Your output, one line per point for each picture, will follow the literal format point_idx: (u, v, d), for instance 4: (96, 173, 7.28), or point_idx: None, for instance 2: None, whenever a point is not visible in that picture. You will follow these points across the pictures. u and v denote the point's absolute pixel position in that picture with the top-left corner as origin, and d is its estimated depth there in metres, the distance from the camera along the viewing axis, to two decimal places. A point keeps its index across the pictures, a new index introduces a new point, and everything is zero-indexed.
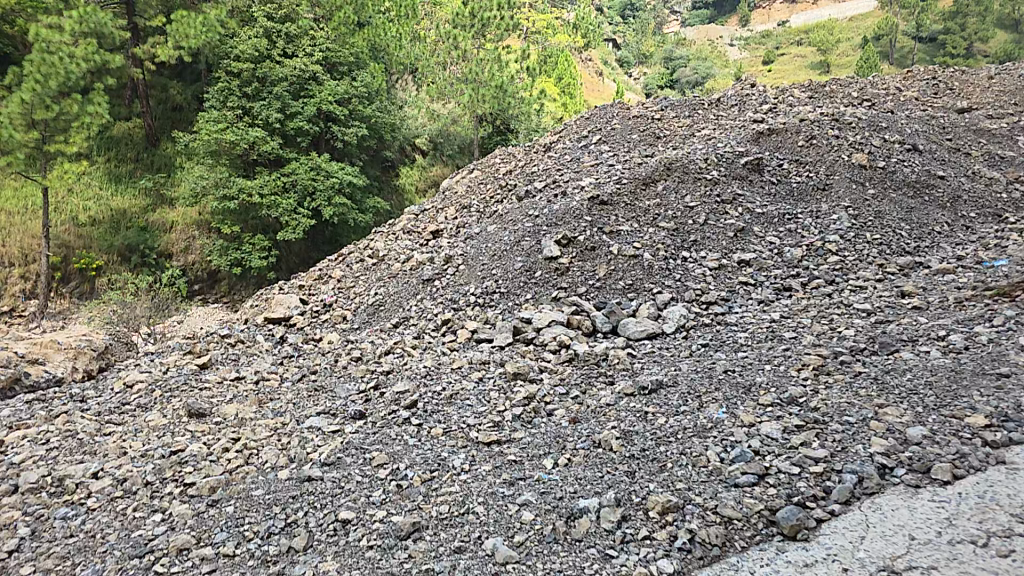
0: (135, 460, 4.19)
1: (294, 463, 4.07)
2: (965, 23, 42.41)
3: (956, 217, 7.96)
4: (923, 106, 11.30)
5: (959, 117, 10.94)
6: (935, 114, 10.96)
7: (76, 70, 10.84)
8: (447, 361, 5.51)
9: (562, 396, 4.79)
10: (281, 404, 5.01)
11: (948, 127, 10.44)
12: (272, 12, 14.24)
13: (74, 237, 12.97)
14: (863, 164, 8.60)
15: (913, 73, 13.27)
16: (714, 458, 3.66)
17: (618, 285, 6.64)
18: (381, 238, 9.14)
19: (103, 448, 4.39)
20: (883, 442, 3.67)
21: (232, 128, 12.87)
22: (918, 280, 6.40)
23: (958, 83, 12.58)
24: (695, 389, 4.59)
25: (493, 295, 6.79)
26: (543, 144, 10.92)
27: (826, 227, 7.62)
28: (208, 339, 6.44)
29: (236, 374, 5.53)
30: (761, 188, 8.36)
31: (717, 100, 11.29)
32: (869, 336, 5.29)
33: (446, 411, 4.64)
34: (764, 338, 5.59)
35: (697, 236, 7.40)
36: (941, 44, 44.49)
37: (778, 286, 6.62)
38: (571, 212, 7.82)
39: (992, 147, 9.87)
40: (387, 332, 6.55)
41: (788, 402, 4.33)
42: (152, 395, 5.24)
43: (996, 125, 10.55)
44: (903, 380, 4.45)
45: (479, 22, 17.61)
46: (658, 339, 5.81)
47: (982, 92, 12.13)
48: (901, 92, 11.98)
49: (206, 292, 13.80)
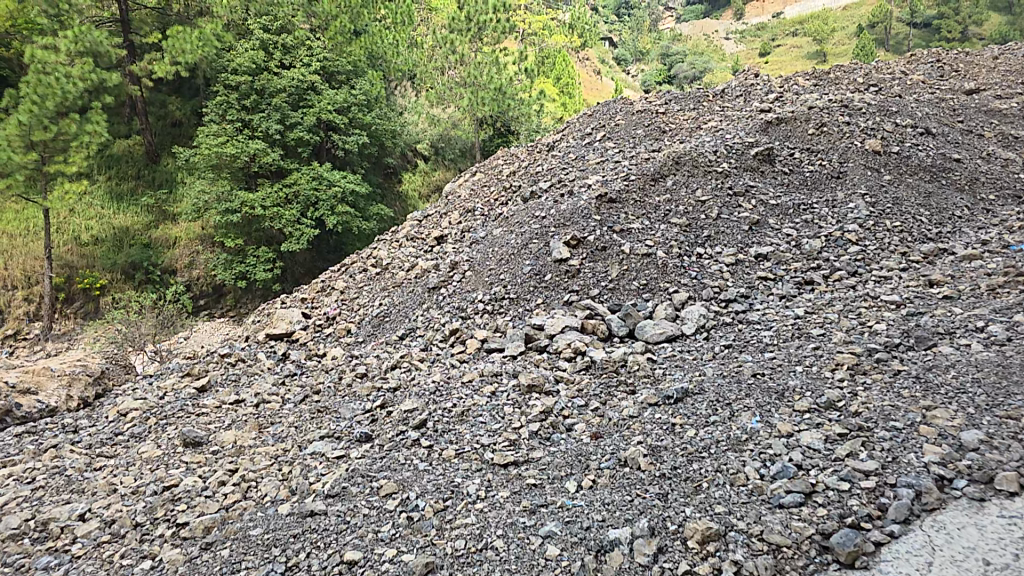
0: (126, 498, 3.93)
1: (296, 496, 3.80)
2: (960, 7, 42.14)
3: (975, 200, 7.60)
4: (930, 89, 10.93)
5: (968, 98, 10.56)
6: (944, 96, 10.59)
7: (74, 90, 10.66)
8: (457, 375, 5.21)
9: (581, 408, 4.49)
10: (282, 429, 4.74)
11: (958, 108, 10.06)
12: (267, 24, 13.91)
13: (76, 257, 12.79)
14: (876, 149, 8.28)
15: (916, 56, 12.93)
16: (754, 475, 3.36)
17: (631, 285, 6.32)
18: (385, 246, 8.86)
19: (92, 486, 4.13)
20: (938, 450, 3.35)
21: (232, 141, 12.59)
22: (946, 267, 6.05)
23: (962, 65, 12.22)
24: (725, 396, 4.26)
25: (503, 301, 6.49)
26: (546, 143, 10.62)
27: (843, 216, 7.28)
28: (207, 361, 6.19)
29: (235, 398, 5.28)
30: (773, 179, 8.04)
31: (721, 91, 10.95)
32: (902, 330, 4.96)
33: (459, 430, 4.34)
34: (790, 336, 5.27)
35: (711, 231, 7.08)
36: (936, 28, 44.13)
37: (799, 280, 6.29)
38: (579, 212, 7.50)
39: (1004, 127, 9.52)
40: (394, 345, 6.26)
41: (826, 406, 4.01)
42: (147, 423, 4.99)
43: (1007, 104, 10.20)
44: (947, 378, 4.12)
45: (476, 26, 16.95)
46: (679, 341, 5.48)
47: (988, 72, 11.76)
48: (907, 76, 11.61)
49: (212, 308, 13.57)
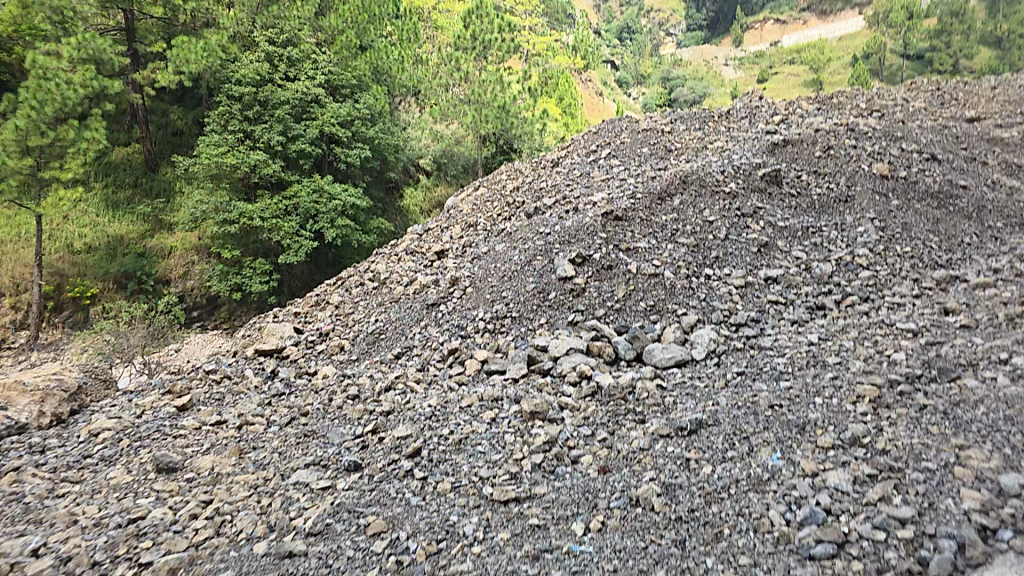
0: (87, 531, 3.62)
1: (274, 533, 3.50)
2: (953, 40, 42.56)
3: (983, 228, 7.31)
4: (933, 117, 10.77)
5: (970, 126, 10.40)
6: (947, 124, 10.41)
7: (74, 96, 10.42)
8: (454, 399, 4.90)
9: (587, 438, 4.20)
10: (264, 454, 4.47)
11: (961, 136, 9.88)
12: (274, 36, 13.67)
13: (67, 264, 12.50)
14: (884, 174, 8.11)
15: (916, 84, 12.80)
16: (780, 520, 3.09)
17: (639, 306, 6.04)
18: (383, 260, 8.59)
19: (50, 517, 3.80)
20: (977, 495, 3.06)
21: (233, 150, 12.35)
22: (959, 295, 5.78)
23: (962, 94, 12.11)
24: (741, 428, 4.01)
25: (504, 320, 6.20)
26: (550, 159, 10.39)
27: (853, 240, 7.05)
28: (190, 378, 5.94)
29: (216, 419, 5.03)
30: (782, 201, 7.82)
31: (727, 112, 10.76)
32: (923, 361, 4.68)
33: (455, 460, 4.06)
34: (806, 364, 4.99)
35: (719, 252, 6.84)
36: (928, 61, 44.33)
37: (811, 305, 6.03)
38: (584, 229, 7.25)
39: (1007, 156, 9.33)
40: (389, 364, 5.97)
41: (851, 443, 3.74)
42: (119, 445, 4.74)
43: (1009, 133, 10.04)
44: (977, 415, 3.83)
45: (480, 44, 17.82)
46: (689, 366, 5.20)
47: (987, 101, 11.62)
48: (908, 103, 11.46)
49: (205, 320, 13.23)
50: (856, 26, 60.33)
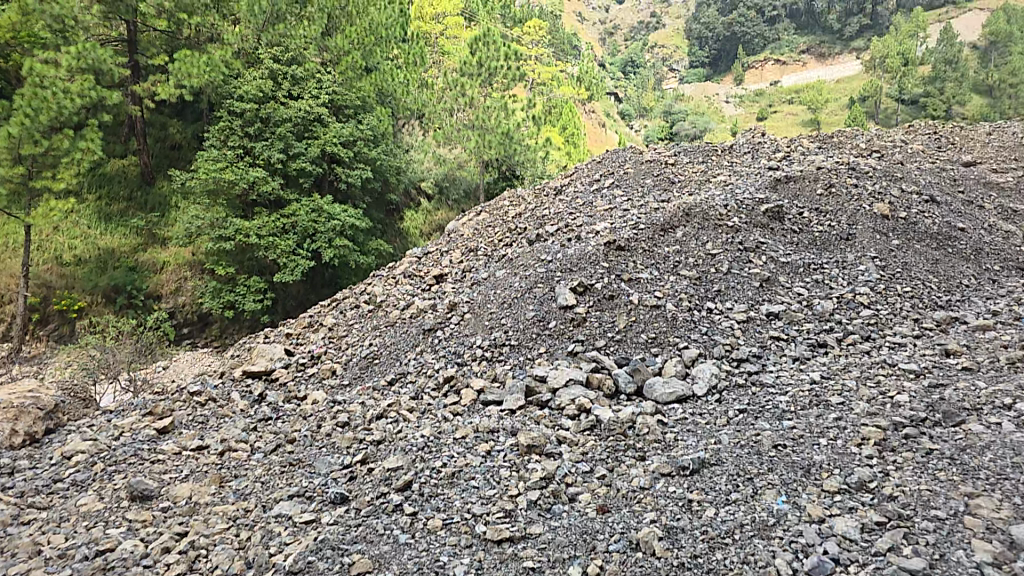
0: (50, 564, 3.52)
1: (252, 570, 3.37)
2: (944, 87, 43.43)
3: (981, 270, 7.33)
4: (931, 159, 10.85)
5: (966, 170, 10.47)
6: (945, 166, 10.48)
7: (70, 106, 10.41)
8: (448, 429, 4.75)
9: (586, 475, 4.07)
10: (246, 483, 4.33)
11: (958, 179, 9.95)
12: (278, 54, 13.70)
13: (55, 277, 12.34)
14: (885, 214, 8.10)
15: (913, 128, 12.94)
16: (785, 569, 2.98)
17: (640, 338, 5.95)
18: (381, 282, 8.48)
19: (12, 546, 3.71)
20: (988, 546, 2.95)
21: (232, 167, 12.28)
22: (960, 337, 5.71)
23: (957, 138, 12.28)
24: (745, 469, 3.90)
25: (503, 348, 6.08)
26: (554, 187, 10.37)
27: (854, 278, 7.00)
28: (173, 399, 5.80)
29: (197, 444, 4.90)
30: (783, 236, 7.79)
31: (730, 147, 10.82)
32: (927, 403, 4.58)
33: (447, 495, 3.91)
34: (809, 403, 4.88)
35: (721, 285, 6.77)
36: (921, 106, 45.13)
37: (812, 342, 5.95)
38: (586, 258, 7.18)
39: (1004, 200, 9.37)
40: (382, 390, 5.83)
41: (857, 487, 3.63)
42: (92, 470, 4.62)
43: (1006, 178, 10.10)
44: (985, 462, 3.73)
45: (487, 70, 18.08)
46: (690, 403, 5.07)
47: (983, 146, 11.75)
48: (907, 145, 11.57)
49: (195, 337, 13.03)
50: (851, 69, 61.46)
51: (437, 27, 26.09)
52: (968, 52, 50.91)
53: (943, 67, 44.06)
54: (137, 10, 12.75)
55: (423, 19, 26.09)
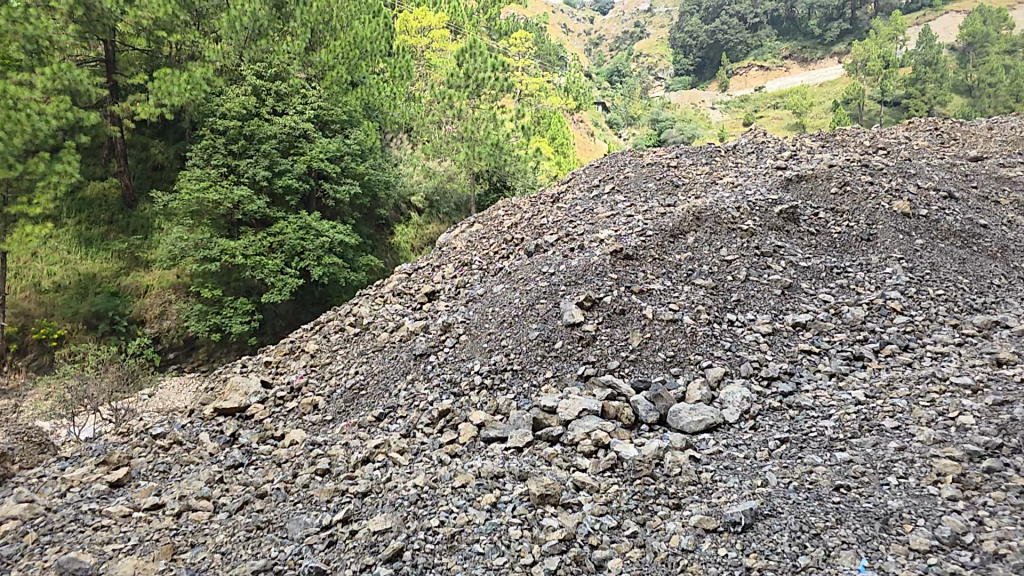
0: None
1: None
2: (926, 87, 43.41)
3: (1011, 268, 6.67)
4: (937, 155, 10.26)
5: (973, 165, 9.84)
6: (953, 162, 9.86)
7: (46, 128, 9.79)
8: (445, 477, 4.05)
9: (613, 532, 3.40)
10: (201, 554, 3.69)
11: (969, 174, 9.28)
12: (262, 70, 13.16)
13: (33, 304, 11.72)
14: (905, 212, 7.40)
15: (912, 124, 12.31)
16: None
17: (657, 357, 5.26)
18: (368, 301, 7.79)
19: None
20: None
21: (214, 186, 11.62)
22: (1010, 342, 5.02)
23: (958, 133, 11.67)
24: (808, 522, 3.22)
25: (505, 373, 5.38)
26: (549, 196, 9.70)
27: (881, 282, 6.31)
28: (131, 445, 5.14)
29: (151, 503, 4.25)
30: (800, 239, 7.15)
31: (732, 148, 10.17)
32: (999, 424, 3.87)
33: (447, 565, 3.24)
34: (859, 430, 4.20)
35: (740, 294, 6.10)
36: (905, 108, 44.94)
37: (848, 355, 5.26)
38: (592, 269, 6.50)
39: (1020, 195, 8.72)
40: (370, 427, 5.14)
41: (951, 544, 2.94)
42: (24, 541, 3.93)
43: (1015, 172, 9.48)
44: None
45: (474, 82, 17.22)
46: (720, 432, 4.38)
47: (986, 141, 11.14)
48: (911, 142, 10.96)
49: (182, 362, 12.35)
50: (836, 73, 61.24)
51: (423, 40, 25.74)
52: (948, 54, 51.18)
53: (923, 68, 44.12)
54: (115, 29, 12.12)
55: (410, 32, 26.04)
